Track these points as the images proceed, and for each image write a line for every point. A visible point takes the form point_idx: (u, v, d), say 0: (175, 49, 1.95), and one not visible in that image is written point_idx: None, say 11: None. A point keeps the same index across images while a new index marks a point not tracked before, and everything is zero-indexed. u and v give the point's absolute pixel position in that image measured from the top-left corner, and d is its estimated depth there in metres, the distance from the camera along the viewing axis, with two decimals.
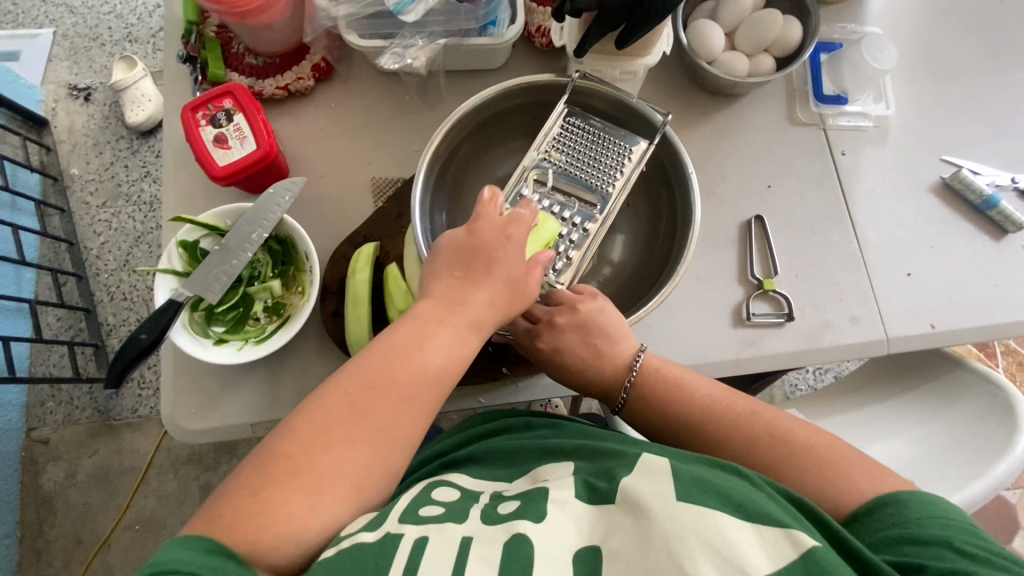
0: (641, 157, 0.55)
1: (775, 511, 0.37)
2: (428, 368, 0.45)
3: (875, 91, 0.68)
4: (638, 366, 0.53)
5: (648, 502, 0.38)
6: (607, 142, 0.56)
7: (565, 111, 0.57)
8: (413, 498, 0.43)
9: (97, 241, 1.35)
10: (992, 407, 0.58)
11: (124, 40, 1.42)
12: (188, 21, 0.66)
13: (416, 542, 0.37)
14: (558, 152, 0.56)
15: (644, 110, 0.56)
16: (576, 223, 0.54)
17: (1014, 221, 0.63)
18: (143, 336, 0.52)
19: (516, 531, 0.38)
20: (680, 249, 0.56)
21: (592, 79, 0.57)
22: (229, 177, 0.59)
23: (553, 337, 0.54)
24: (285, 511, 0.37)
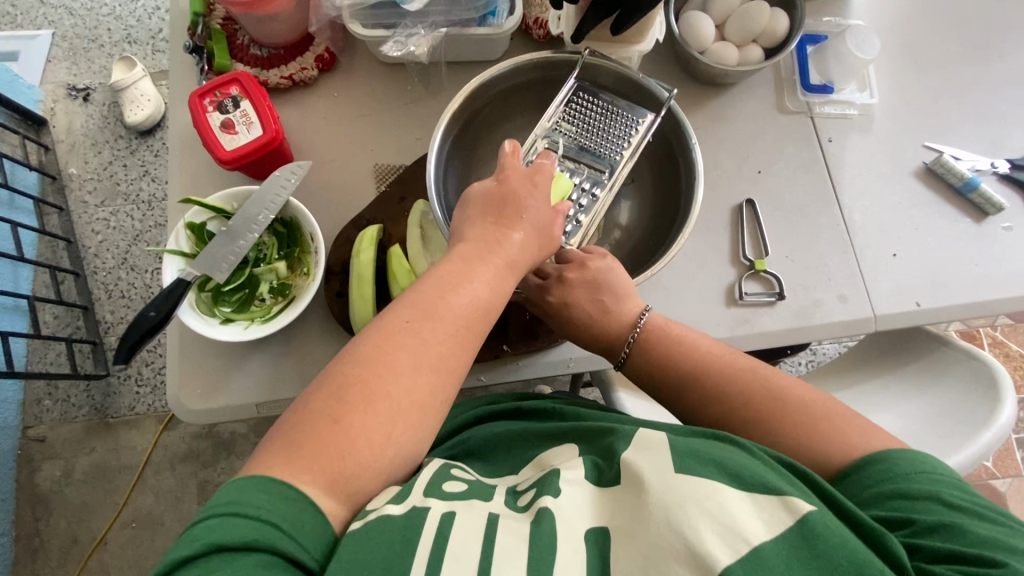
0: (647, 130, 0.58)
1: (769, 478, 0.38)
2: (474, 300, 0.46)
3: (859, 81, 0.70)
4: (642, 323, 0.54)
5: (646, 475, 0.39)
6: (614, 114, 0.59)
7: (575, 86, 0.59)
8: (431, 472, 0.42)
9: (96, 239, 1.36)
10: (977, 381, 0.60)
11: (124, 41, 1.44)
12: (195, 13, 0.68)
13: (444, 516, 0.37)
14: (569, 123, 0.59)
15: (651, 85, 0.59)
16: (586, 189, 0.58)
17: (994, 204, 0.65)
18: (152, 313, 0.53)
19: (539, 507, 0.38)
20: (684, 214, 0.58)
21: (599, 54, 0.59)
22: (236, 162, 0.60)
23: (563, 293, 0.56)
24: (359, 439, 0.38)
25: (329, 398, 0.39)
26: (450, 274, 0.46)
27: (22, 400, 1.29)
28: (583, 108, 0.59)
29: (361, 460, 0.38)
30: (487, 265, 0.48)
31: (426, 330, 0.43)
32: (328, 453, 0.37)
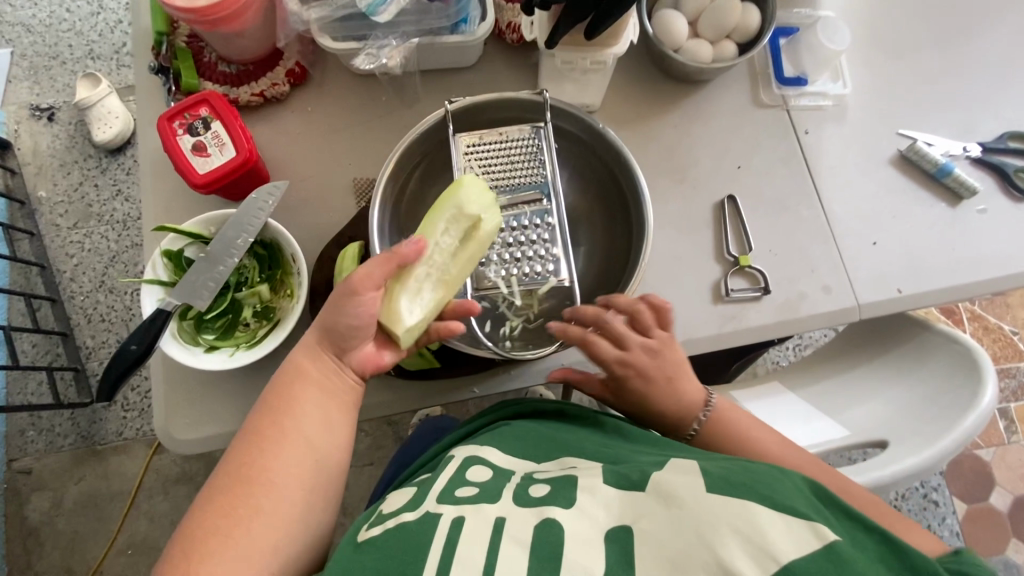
0: (547, 143, 0.58)
1: (801, 507, 0.39)
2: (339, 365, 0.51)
3: (833, 72, 0.71)
4: (710, 411, 0.56)
5: (681, 493, 0.41)
6: (510, 143, 0.59)
7: (464, 143, 0.58)
8: (447, 480, 0.48)
9: (71, 263, 1.33)
10: (960, 365, 0.61)
11: (86, 57, 1.39)
12: (158, 32, 0.66)
13: (453, 522, 0.42)
14: (484, 173, 0.58)
15: (523, 99, 0.58)
16: (538, 223, 0.57)
17: (968, 187, 0.66)
18: (134, 346, 0.53)
19: (546, 515, 0.42)
20: (639, 220, 0.58)
21: (463, 100, 0.58)
22: (211, 185, 0.59)
23: (638, 367, 0.56)
24: (247, 514, 0.44)
25: (224, 482, 0.45)
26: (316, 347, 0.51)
27: (5, 431, 1.26)
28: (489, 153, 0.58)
29: (261, 534, 0.43)
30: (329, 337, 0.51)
31: (283, 398, 0.49)
32: (227, 537, 0.42)
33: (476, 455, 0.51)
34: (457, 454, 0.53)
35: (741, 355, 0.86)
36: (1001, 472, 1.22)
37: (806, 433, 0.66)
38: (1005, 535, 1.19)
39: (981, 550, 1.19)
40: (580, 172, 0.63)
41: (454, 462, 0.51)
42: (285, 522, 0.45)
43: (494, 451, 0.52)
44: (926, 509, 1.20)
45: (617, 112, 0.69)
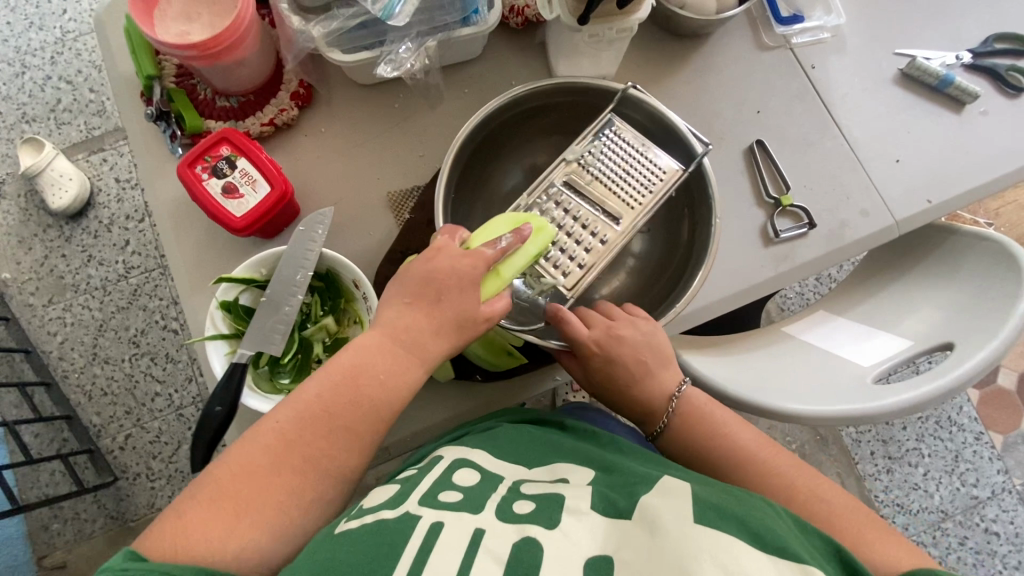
0: (665, 189, 0.57)
1: (792, 545, 0.40)
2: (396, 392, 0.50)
3: (823, 5, 0.73)
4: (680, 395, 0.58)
5: (667, 522, 0.41)
6: (640, 159, 0.58)
7: (609, 120, 0.60)
8: (436, 482, 0.49)
9: (56, 341, 1.24)
10: (996, 258, 0.65)
11: (21, 122, 1.28)
12: (147, 75, 0.62)
13: (431, 526, 0.42)
14: (597, 162, 0.58)
15: (684, 134, 0.59)
16: (597, 232, 0.56)
17: (970, 93, 0.70)
18: (218, 408, 0.50)
19: (527, 534, 0.42)
20: (703, 246, 0.60)
21: (642, 93, 0.59)
22: (251, 227, 0.56)
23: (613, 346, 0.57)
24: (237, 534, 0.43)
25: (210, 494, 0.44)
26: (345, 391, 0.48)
27: (27, 530, 1.18)
28: (613, 152, 0.58)
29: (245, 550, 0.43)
30: (385, 349, 0.50)
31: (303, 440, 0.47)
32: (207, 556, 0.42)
33: (464, 458, 0.53)
34: (445, 455, 0.54)
35: None
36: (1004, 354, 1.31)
37: (866, 353, 0.69)
38: (1017, 410, 1.29)
39: (1000, 428, 1.28)
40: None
41: (442, 464, 0.52)
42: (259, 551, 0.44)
43: (483, 456, 0.53)
44: (946, 402, 1.28)
45: (631, 80, 0.69)
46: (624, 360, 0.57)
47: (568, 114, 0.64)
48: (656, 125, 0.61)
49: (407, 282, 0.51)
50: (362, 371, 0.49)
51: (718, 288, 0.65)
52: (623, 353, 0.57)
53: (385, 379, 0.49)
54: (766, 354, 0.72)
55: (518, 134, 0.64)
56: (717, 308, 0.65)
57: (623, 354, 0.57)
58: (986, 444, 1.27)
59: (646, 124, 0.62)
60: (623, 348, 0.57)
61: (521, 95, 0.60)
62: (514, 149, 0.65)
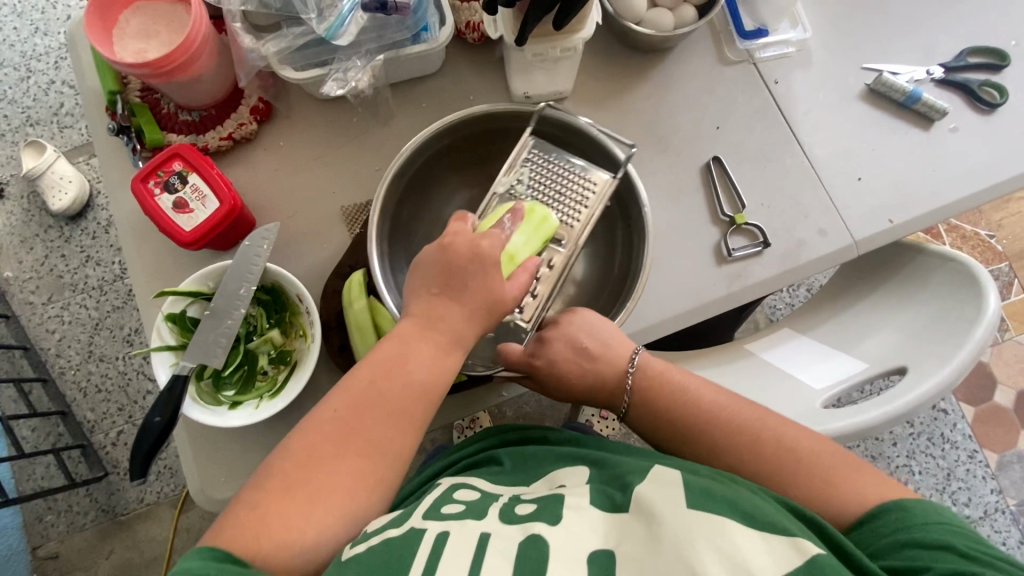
0: (599, 206, 0.57)
1: (782, 521, 0.39)
2: (415, 383, 0.48)
3: (791, 19, 0.71)
4: (634, 369, 0.57)
5: (660, 509, 0.39)
6: (567, 173, 0.58)
7: (531, 142, 0.59)
8: (436, 498, 0.46)
9: (54, 339, 1.25)
10: (958, 280, 0.63)
11: (25, 125, 1.29)
12: (111, 91, 0.64)
13: (438, 536, 0.40)
14: (524, 186, 0.58)
15: (606, 143, 0.59)
16: (541, 261, 0.57)
17: (938, 109, 0.68)
18: (157, 418, 0.51)
19: (532, 531, 0.39)
20: (638, 269, 0.58)
21: (560, 111, 0.59)
22: (199, 241, 0.58)
23: (544, 348, 0.57)
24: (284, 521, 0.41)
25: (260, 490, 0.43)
26: (372, 385, 0.48)
27: (21, 521, 1.18)
28: (541, 171, 0.58)
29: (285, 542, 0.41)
30: (432, 338, 0.50)
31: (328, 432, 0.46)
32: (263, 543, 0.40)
33: (464, 481, 0.50)
34: (443, 480, 0.51)
35: (746, 308, 0.87)
36: (1002, 371, 1.27)
37: (826, 373, 0.67)
38: (1014, 428, 1.25)
39: (995, 447, 1.24)
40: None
41: (440, 487, 0.49)
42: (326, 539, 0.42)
43: (482, 479, 0.50)
44: (938, 418, 1.24)
45: (589, 94, 0.69)
46: (561, 360, 0.57)
47: (476, 148, 0.64)
48: (579, 138, 0.61)
49: (427, 273, 0.51)
50: (394, 356, 0.49)
51: (667, 308, 0.64)
52: (555, 352, 0.57)
53: (410, 367, 0.48)
54: (722, 372, 0.71)
55: (445, 164, 0.64)
56: (662, 328, 0.64)
57: (559, 353, 0.57)
58: (980, 462, 1.23)
59: (571, 141, 0.62)
60: (555, 347, 0.57)
61: (435, 134, 0.59)
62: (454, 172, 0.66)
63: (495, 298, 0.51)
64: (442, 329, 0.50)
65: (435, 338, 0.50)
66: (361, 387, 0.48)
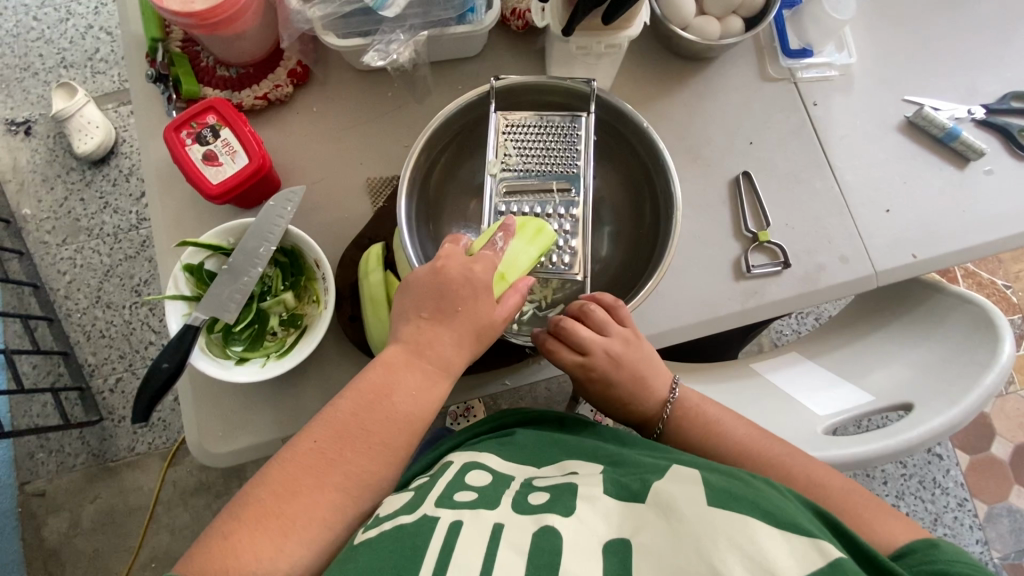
0: (588, 131, 0.58)
1: (805, 523, 0.39)
2: (397, 418, 0.47)
3: (837, 43, 0.71)
4: (675, 398, 0.57)
5: (680, 504, 0.39)
6: (551, 129, 0.59)
7: (501, 119, 0.59)
8: (447, 483, 0.45)
9: (64, 281, 1.24)
10: (975, 323, 0.62)
11: (59, 66, 1.29)
12: (153, 38, 0.64)
13: (450, 526, 0.39)
14: (513, 157, 0.58)
15: (571, 87, 0.59)
16: (563, 214, 0.57)
17: (975, 150, 0.67)
18: (165, 365, 0.52)
19: (545, 523, 0.40)
20: (667, 231, 0.58)
21: (507, 79, 0.59)
22: (225, 195, 0.58)
23: (608, 369, 0.56)
24: (242, 555, 0.39)
25: (238, 518, 0.42)
26: (353, 416, 0.46)
27: (12, 456, 1.18)
28: (520, 135, 0.59)
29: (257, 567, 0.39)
30: (417, 369, 0.48)
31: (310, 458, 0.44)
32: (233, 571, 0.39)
33: (475, 461, 0.49)
34: (454, 459, 0.50)
35: (755, 327, 0.86)
36: (1001, 423, 1.26)
37: (831, 401, 0.67)
38: (1007, 481, 1.23)
39: (985, 497, 1.23)
40: (607, 156, 0.65)
41: (451, 468, 0.48)
42: (312, 551, 0.42)
43: (493, 457, 0.50)
44: (932, 462, 1.23)
45: (627, 95, 0.68)
46: (620, 383, 0.57)
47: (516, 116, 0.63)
48: (612, 115, 0.62)
49: (423, 297, 0.50)
50: (381, 388, 0.47)
51: (678, 317, 0.64)
52: (621, 375, 0.56)
53: (395, 399, 0.47)
54: (725, 388, 0.71)
55: (480, 136, 0.64)
56: (671, 337, 0.64)
57: (620, 376, 0.56)
58: (969, 511, 1.22)
59: (617, 126, 0.63)
60: (619, 371, 0.57)
61: (451, 113, 0.59)
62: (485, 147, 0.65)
63: (481, 321, 0.50)
64: (430, 359, 0.49)
65: (427, 363, 0.49)
66: (362, 407, 0.47)
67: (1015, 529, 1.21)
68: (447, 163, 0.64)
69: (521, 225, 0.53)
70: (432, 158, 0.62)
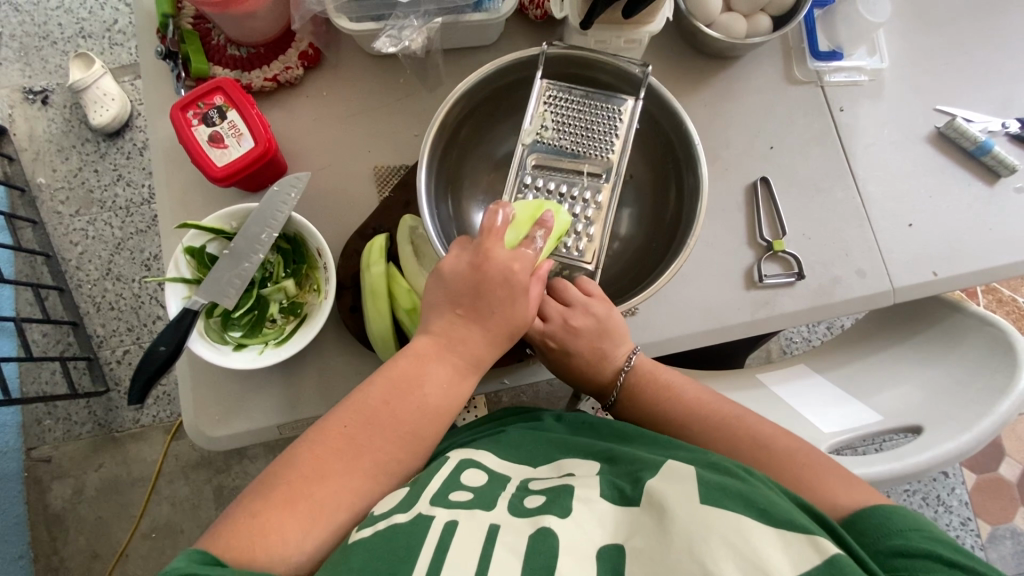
0: (632, 116, 0.56)
1: (801, 518, 0.37)
2: (426, 409, 0.47)
3: (869, 46, 0.68)
4: (632, 365, 0.56)
5: (672, 505, 0.38)
6: (594, 106, 0.56)
7: (544, 85, 0.56)
8: (442, 481, 0.44)
9: (76, 251, 1.25)
10: (995, 346, 0.60)
11: (77, 36, 1.28)
12: (163, 13, 0.63)
13: (446, 526, 0.39)
14: (550, 131, 0.55)
15: (624, 65, 0.56)
16: (589, 199, 0.55)
17: (1008, 166, 0.64)
18: (162, 347, 0.51)
19: (543, 524, 0.39)
20: (685, 234, 0.55)
21: (561, 46, 0.56)
22: (230, 178, 0.57)
23: (566, 338, 0.56)
24: (267, 537, 0.38)
25: (264, 498, 0.41)
26: (384, 403, 0.46)
27: (20, 421, 1.20)
28: (563, 107, 0.56)
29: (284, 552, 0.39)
30: (448, 361, 0.49)
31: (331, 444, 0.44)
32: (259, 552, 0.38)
33: (470, 459, 0.48)
34: (452, 455, 0.49)
35: (764, 337, 0.84)
36: (1010, 443, 1.23)
37: (837, 418, 0.65)
38: (1012, 503, 1.21)
39: (989, 518, 1.20)
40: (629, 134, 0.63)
41: (448, 464, 0.47)
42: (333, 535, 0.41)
43: (487, 455, 0.49)
44: (937, 480, 1.21)
45: None
46: (579, 350, 0.56)
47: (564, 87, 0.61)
48: (649, 96, 0.59)
49: (455, 291, 0.50)
50: (410, 379, 0.47)
51: (685, 324, 0.62)
52: (578, 344, 0.56)
53: (424, 390, 0.47)
54: (729, 399, 0.70)
55: (500, 108, 0.62)
56: (676, 345, 0.63)
57: (581, 345, 0.56)
58: (971, 531, 1.19)
59: (651, 111, 0.59)
60: (578, 338, 0.55)
61: (488, 75, 0.57)
62: (494, 121, 0.63)
63: (516, 321, 0.50)
64: (461, 353, 0.49)
65: (458, 357, 0.49)
66: (392, 395, 0.47)
67: (1017, 552, 1.19)
68: (461, 144, 0.62)
69: (517, 216, 0.50)
70: (455, 133, 0.60)
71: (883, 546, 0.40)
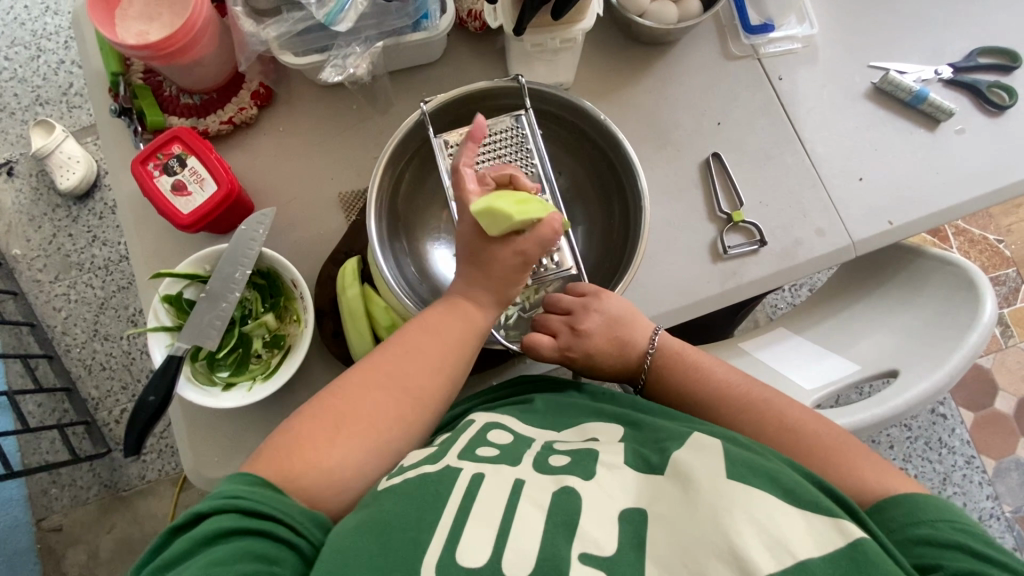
0: (531, 127, 0.59)
1: (826, 501, 0.39)
2: (447, 342, 0.52)
3: (797, 14, 0.70)
4: (655, 347, 0.57)
5: (699, 475, 0.40)
6: (496, 139, 0.59)
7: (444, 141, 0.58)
8: (469, 441, 0.47)
9: (60, 317, 1.25)
10: (957, 283, 0.62)
11: (35, 105, 1.29)
12: (112, 72, 0.64)
13: (473, 478, 0.42)
14: None
15: (500, 88, 0.59)
16: None
17: (945, 110, 0.67)
18: (152, 398, 0.53)
19: (564, 484, 0.41)
20: (637, 229, 0.58)
21: (434, 100, 0.59)
22: (197, 223, 0.59)
23: (582, 343, 0.56)
24: (317, 451, 0.45)
25: (315, 419, 0.47)
26: (397, 344, 0.52)
27: (26, 493, 1.20)
28: None
29: (328, 466, 0.44)
30: (463, 306, 0.53)
31: (379, 370, 0.50)
32: (307, 462, 0.44)
33: (498, 421, 0.50)
34: (477, 418, 0.51)
35: (743, 306, 0.86)
36: (1002, 377, 1.26)
37: (819, 374, 0.67)
38: (1012, 435, 1.23)
39: (993, 453, 1.23)
40: (564, 142, 0.64)
41: (475, 425, 0.50)
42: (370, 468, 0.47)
43: (514, 420, 0.51)
44: (937, 423, 1.23)
45: (588, 86, 0.68)
46: (597, 349, 0.57)
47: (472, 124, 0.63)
48: (561, 108, 0.61)
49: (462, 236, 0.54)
50: (426, 325, 0.53)
51: (658, 304, 0.64)
52: (596, 343, 0.56)
53: (440, 329, 0.52)
54: None
55: None
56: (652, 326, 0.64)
57: (594, 343, 0.56)
58: (978, 468, 1.22)
59: (578, 124, 0.62)
60: (591, 338, 0.56)
61: (410, 130, 0.58)
62: None
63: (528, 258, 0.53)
64: (473, 292, 0.54)
65: (474, 295, 0.54)
66: (418, 331, 0.52)
67: None
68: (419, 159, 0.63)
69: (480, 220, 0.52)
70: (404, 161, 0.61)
71: (911, 533, 0.41)
